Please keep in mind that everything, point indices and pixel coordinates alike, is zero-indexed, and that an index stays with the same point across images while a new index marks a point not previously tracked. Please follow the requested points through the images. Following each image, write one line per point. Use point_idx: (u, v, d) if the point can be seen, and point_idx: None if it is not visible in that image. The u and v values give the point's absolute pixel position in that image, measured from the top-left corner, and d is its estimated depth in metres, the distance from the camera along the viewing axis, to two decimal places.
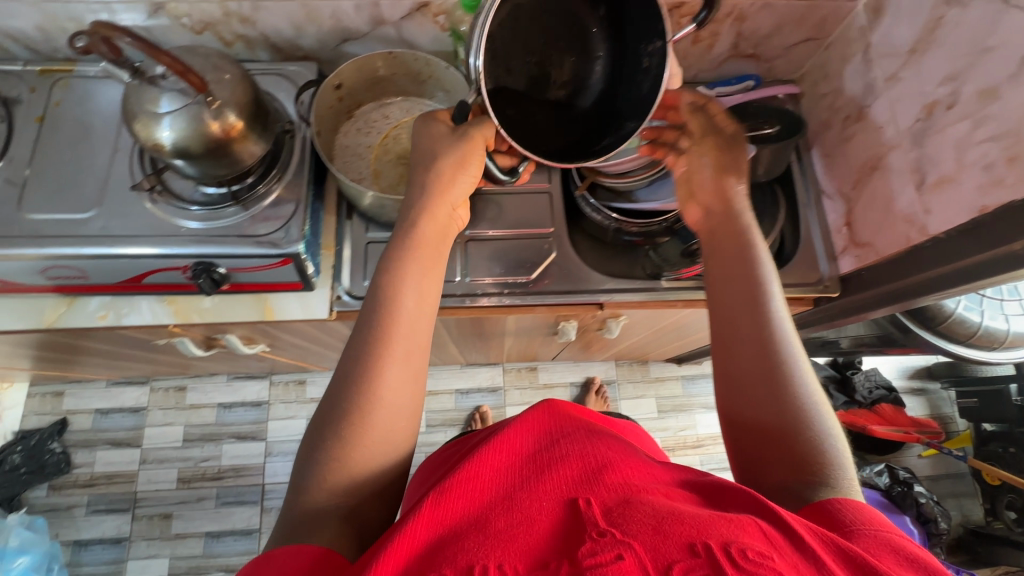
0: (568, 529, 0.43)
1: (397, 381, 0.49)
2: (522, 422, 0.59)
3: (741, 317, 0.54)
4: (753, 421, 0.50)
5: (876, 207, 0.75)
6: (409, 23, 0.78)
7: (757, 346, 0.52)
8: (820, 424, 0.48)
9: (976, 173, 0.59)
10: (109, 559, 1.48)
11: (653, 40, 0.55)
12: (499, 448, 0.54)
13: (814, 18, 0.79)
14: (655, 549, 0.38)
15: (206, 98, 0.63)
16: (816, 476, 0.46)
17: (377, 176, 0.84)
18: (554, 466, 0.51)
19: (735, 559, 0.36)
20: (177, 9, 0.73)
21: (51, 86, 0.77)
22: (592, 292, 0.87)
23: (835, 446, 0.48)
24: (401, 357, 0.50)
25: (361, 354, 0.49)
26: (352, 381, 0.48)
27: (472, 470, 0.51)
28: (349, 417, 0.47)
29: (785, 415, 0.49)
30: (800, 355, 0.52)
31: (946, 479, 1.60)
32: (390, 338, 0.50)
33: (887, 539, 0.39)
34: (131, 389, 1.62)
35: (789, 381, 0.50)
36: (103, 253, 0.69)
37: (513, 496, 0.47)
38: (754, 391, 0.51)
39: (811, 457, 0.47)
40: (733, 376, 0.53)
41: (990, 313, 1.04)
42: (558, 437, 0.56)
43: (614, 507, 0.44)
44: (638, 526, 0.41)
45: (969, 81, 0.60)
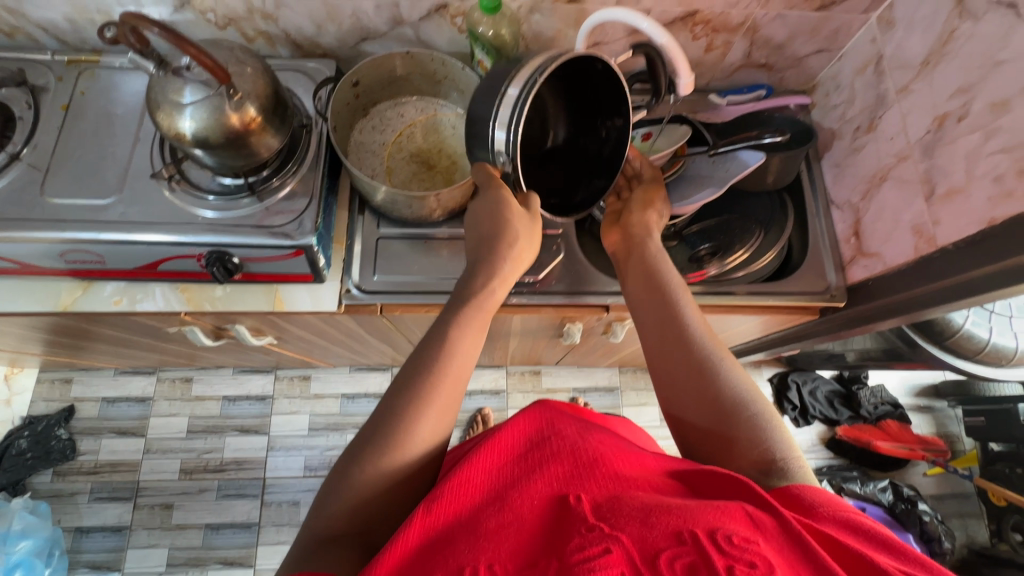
0: (553, 524, 0.48)
1: (440, 414, 0.55)
2: (514, 421, 0.64)
3: (669, 346, 0.63)
4: (701, 425, 0.58)
5: (884, 218, 0.75)
6: (427, 24, 0.79)
7: (687, 368, 0.61)
8: (759, 415, 0.57)
9: (985, 186, 0.59)
10: (110, 548, 1.49)
11: (613, 117, 0.69)
12: (490, 449, 0.59)
13: (827, 29, 0.80)
14: (644, 538, 0.43)
15: (228, 90, 0.64)
16: (770, 464, 0.54)
17: (390, 173, 0.85)
18: (541, 465, 0.56)
19: (724, 547, 0.41)
20: (203, 4, 0.75)
21: (77, 76, 0.79)
22: (598, 294, 0.88)
23: (771, 420, 0.57)
24: (446, 393, 0.56)
25: (409, 387, 0.55)
26: (401, 408, 0.54)
27: (464, 475, 0.54)
28: (396, 438, 0.52)
29: (722, 412, 0.57)
30: (725, 360, 0.60)
31: (952, 499, 1.58)
32: (439, 377, 0.56)
33: (846, 520, 0.45)
34: (138, 378, 1.64)
35: (720, 385, 0.59)
36: (120, 239, 0.70)
37: (503, 497, 0.52)
38: (690, 400, 0.59)
39: (757, 441, 0.55)
40: (676, 394, 0.61)
41: (998, 330, 1.03)
42: (549, 434, 0.61)
43: (601, 504, 0.49)
44: (627, 519, 0.45)
45: (981, 93, 0.60)
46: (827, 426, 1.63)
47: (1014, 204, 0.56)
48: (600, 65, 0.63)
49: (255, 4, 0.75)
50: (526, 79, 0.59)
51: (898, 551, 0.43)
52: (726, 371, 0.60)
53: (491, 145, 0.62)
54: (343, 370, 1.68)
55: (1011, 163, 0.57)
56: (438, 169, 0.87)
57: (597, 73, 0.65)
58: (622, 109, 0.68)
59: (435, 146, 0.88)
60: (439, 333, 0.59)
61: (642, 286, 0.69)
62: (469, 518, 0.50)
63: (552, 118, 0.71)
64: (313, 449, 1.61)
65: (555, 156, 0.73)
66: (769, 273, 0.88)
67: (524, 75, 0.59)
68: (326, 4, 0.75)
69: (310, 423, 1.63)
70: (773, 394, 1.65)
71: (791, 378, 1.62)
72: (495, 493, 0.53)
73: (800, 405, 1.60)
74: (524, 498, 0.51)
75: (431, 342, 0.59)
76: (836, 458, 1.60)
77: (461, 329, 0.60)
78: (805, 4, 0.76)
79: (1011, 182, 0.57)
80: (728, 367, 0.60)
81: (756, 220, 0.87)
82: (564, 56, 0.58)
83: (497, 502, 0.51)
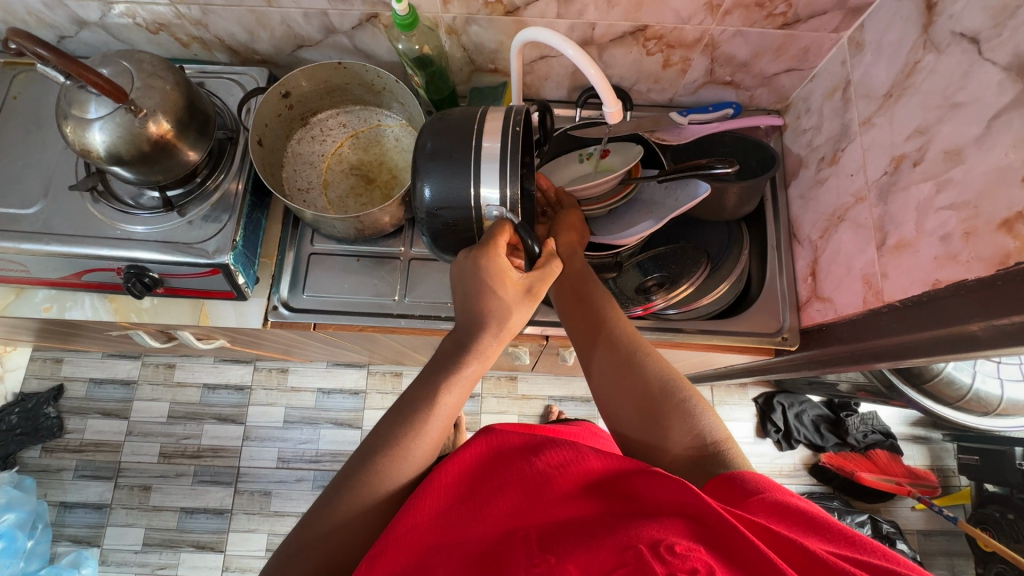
0: (498, 559, 0.42)
1: (420, 467, 0.51)
2: (455, 459, 0.54)
3: (597, 350, 0.59)
4: (633, 426, 0.53)
5: (839, 262, 0.69)
6: (361, 33, 0.76)
7: (615, 366, 0.56)
8: (691, 402, 0.52)
9: (932, 243, 0.54)
10: (91, 524, 1.45)
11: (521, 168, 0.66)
12: (434, 490, 0.50)
13: (794, 47, 0.74)
14: (592, 564, 0.37)
15: (129, 106, 0.62)
16: (709, 450, 0.49)
17: (326, 187, 0.83)
18: (488, 500, 0.49)
19: (667, 558, 0.37)
20: (130, 9, 0.73)
21: (13, 78, 0.81)
22: (537, 322, 0.84)
23: (699, 402, 0.52)
24: (429, 445, 0.52)
25: (388, 442, 0.50)
26: (378, 464, 0.49)
27: (406, 522, 0.46)
28: (368, 500, 0.48)
29: (647, 400, 0.53)
30: (651, 353, 0.57)
31: (940, 537, 1.50)
32: (422, 431, 0.51)
33: (779, 503, 0.42)
34: (124, 361, 1.59)
35: (650, 378, 0.54)
36: (39, 249, 0.70)
37: (451, 541, 0.45)
38: (617, 392, 0.55)
39: (686, 425, 0.51)
40: (610, 401, 0.56)
41: (983, 376, 0.96)
42: (497, 468, 0.53)
43: (549, 534, 0.43)
44: (573, 546, 0.40)
45: (937, 138, 0.54)
46: (811, 451, 1.53)
47: (959, 269, 0.51)
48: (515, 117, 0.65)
49: (182, 10, 0.73)
50: (504, 129, 0.59)
51: (826, 529, 0.40)
52: (653, 362, 0.56)
53: (476, 196, 0.58)
54: (320, 365, 1.60)
55: (959, 222, 0.51)
56: (377, 183, 0.83)
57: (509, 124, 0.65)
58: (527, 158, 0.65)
59: (376, 159, 0.84)
60: (426, 389, 0.53)
61: (576, 292, 0.65)
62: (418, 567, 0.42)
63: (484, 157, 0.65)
64: (288, 440, 1.54)
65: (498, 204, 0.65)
66: (722, 308, 0.82)
67: (501, 127, 0.59)
68: (254, 12, 0.73)
69: (286, 416, 1.56)
70: (756, 415, 1.55)
71: (778, 400, 1.52)
72: (443, 536, 0.46)
73: (784, 428, 1.51)
74: (470, 541, 0.45)
75: (413, 400, 0.53)
76: (819, 486, 1.52)
77: (450, 392, 0.54)
78: (766, 22, 0.70)
79: (958, 243, 0.51)
80: (651, 354, 0.57)
81: (707, 252, 0.81)
82: (525, 111, 0.63)
83: (446, 544, 0.45)
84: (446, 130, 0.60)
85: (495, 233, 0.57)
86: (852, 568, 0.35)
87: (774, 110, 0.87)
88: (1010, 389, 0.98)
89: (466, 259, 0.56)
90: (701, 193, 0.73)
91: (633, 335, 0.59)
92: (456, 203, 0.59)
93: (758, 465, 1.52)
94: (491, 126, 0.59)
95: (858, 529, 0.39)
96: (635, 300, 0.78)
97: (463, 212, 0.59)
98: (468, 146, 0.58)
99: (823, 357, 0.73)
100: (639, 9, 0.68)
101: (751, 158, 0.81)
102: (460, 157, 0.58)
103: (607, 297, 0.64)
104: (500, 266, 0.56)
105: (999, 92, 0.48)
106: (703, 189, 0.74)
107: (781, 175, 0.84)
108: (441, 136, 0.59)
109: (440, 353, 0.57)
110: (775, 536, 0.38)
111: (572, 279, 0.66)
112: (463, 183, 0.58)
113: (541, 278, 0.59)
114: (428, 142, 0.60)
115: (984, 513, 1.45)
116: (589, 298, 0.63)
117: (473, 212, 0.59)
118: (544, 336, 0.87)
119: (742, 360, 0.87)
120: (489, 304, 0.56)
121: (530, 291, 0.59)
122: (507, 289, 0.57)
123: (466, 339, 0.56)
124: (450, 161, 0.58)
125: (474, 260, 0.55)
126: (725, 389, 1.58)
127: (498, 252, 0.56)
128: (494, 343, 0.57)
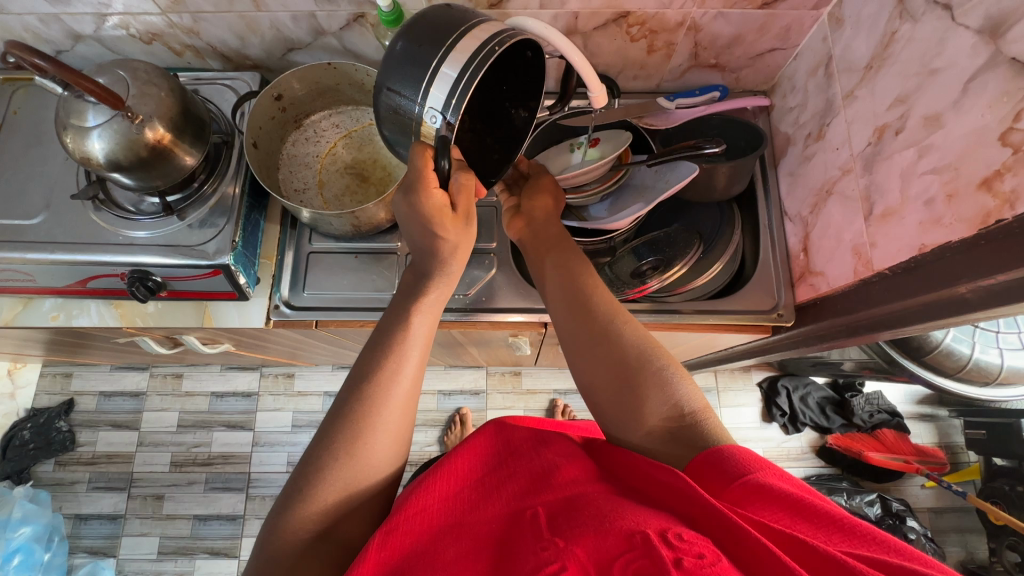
0: (504, 546, 0.43)
1: (412, 386, 0.53)
2: (467, 446, 0.56)
3: (569, 319, 0.59)
4: (609, 394, 0.53)
5: (829, 235, 0.70)
6: (350, 33, 0.78)
7: (590, 335, 0.57)
8: (668, 374, 0.53)
9: (917, 209, 0.54)
10: (106, 535, 1.47)
11: (521, 108, 0.66)
12: (445, 474, 0.52)
13: (776, 26, 0.75)
14: (598, 548, 0.38)
15: (126, 113, 0.63)
16: (684, 423, 0.50)
17: (322, 186, 0.84)
18: (495, 490, 0.50)
19: (674, 543, 0.38)
20: (123, 20, 0.75)
21: (12, 94, 0.83)
22: (534, 310, 0.86)
23: (676, 370, 0.53)
24: (417, 364, 0.54)
25: (374, 369, 0.52)
26: (367, 389, 0.51)
27: (418, 504, 0.48)
28: (365, 421, 0.49)
29: (624, 368, 0.53)
30: (627, 322, 0.57)
31: (951, 513, 1.50)
32: (406, 352, 0.54)
33: (764, 485, 0.42)
34: (132, 373, 1.60)
35: (626, 349, 0.55)
36: (43, 258, 0.72)
37: (461, 523, 0.46)
38: (594, 366, 0.55)
39: (663, 395, 0.51)
40: (587, 370, 0.56)
41: (981, 346, 0.97)
42: (508, 455, 0.55)
43: (558, 512, 0.44)
44: (581, 528, 0.41)
45: (917, 105, 0.55)
46: (818, 433, 1.53)
47: (943, 233, 0.51)
48: (530, 52, 0.61)
49: (173, 19, 0.75)
50: (479, 47, 0.49)
51: (813, 511, 0.40)
52: (628, 333, 0.56)
53: (423, 93, 0.51)
54: (325, 368, 1.62)
55: (941, 186, 0.52)
56: (372, 181, 0.85)
57: (526, 63, 0.64)
58: (533, 102, 0.65)
59: (370, 158, 0.86)
60: (397, 318, 0.57)
61: (557, 267, 0.65)
62: (427, 548, 0.43)
63: (493, 85, 0.67)
64: (297, 445, 1.55)
65: (492, 136, 0.68)
66: (718, 288, 0.83)
67: (478, 43, 0.49)
68: (244, 17, 0.74)
69: (294, 420, 1.57)
70: (761, 399, 1.56)
71: (781, 384, 1.53)
72: (453, 518, 0.47)
73: (790, 411, 1.51)
74: (480, 522, 0.46)
75: (388, 329, 0.56)
76: (827, 467, 1.52)
77: (420, 317, 0.57)
78: (746, 3, 0.71)
79: (942, 207, 0.51)
80: (629, 324, 0.57)
81: (699, 232, 0.82)
82: (522, 36, 0.51)
83: (455, 527, 0.46)
84: (428, 27, 0.52)
85: (419, 165, 0.53)
86: (843, 554, 0.35)
87: (761, 91, 0.88)
88: (1010, 358, 0.98)
89: (401, 198, 0.57)
90: (691, 173, 0.73)
91: (605, 301, 0.60)
92: (406, 99, 0.53)
93: (765, 449, 1.52)
94: (472, 37, 0.50)
95: (844, 510, 0.40)
96: (629, 283, 0.80)
97: (409, 107, 0.53)
98: (439, 48, 0.50)
99: (820, 332, 0.74)
100: None
101: (739, 140, 0.82)
102: (424, 57, 0.51)
103: (585, 266, 0.64)
104: (435, 203, 0.56)
105: (973, 54, 0.49)
106: (690, 168, 0.74)
107: (770, 154, 0.85)
108: (413, 33, 0.52)
109: (403, 288, 0.61)
110: (766, 526, 0.39)
111: (553, 254, 0.66)
112: (413, 85, 0.51)
113: (462, 198, 0.57)
114: (400, 41, 0.53)
115: (993, 486, 1.43)
116: (570, 270, 0.64)
117: (416, 110, 0.52)
118: (542, 324, 0.88)
119: (741, 340, 0.88)
120: (433, 242, 0.59)
121: (465, 216, 0.59)
122: (449, 229, 0.58)
123: (426, 267, 0.61)
124: (416, 57, 0.51)
125: (409, 202, 0.56)
126: (728, 375, 1.59)
127: (429, 188, 0.54)
128: (455, 265, 0.61)
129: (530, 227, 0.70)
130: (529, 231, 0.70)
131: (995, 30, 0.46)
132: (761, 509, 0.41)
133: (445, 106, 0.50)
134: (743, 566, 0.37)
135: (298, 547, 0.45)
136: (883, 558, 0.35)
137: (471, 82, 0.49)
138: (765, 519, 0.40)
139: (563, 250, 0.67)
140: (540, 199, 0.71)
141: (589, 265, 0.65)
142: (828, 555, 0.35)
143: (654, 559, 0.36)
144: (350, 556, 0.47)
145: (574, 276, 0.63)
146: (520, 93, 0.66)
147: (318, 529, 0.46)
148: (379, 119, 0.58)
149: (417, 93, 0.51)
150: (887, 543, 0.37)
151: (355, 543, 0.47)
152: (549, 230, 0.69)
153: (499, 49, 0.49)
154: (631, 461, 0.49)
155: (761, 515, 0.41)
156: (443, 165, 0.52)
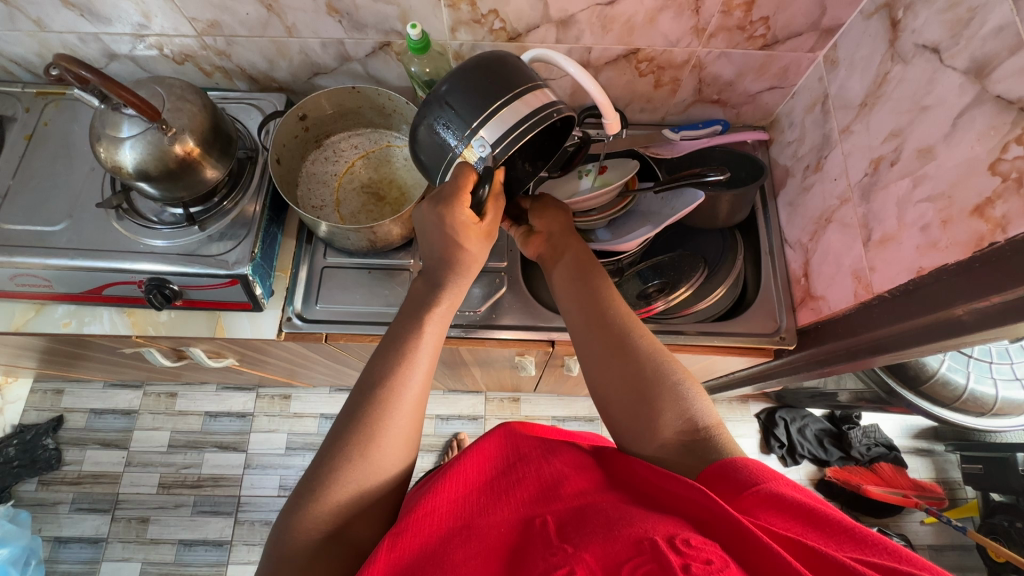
0: (516, 552, 0.43)
1: (422, 386, 0.53)
2: (477, 449, 0.57)
3: (588, 330, 0.60)
4: (624, 405, 0.54)
5: (829, 260, 0.73)
6: (374, 60, 0.82)
7: (608, 348, 0.58)
8: (685, 390, 0.54)
9: (913, 234, 0.57)
10: (86, 559, 1.41)
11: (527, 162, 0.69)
12: (454, 477, 0.52)
13: (775, 66, 0.80)
14: (607, 553, 0.39)
15: (161, 125, 0.66)
16: (700, 439, 0.51)
17: (339, 205, 0.87)
18: (504, 494, 0.51)
19: (681, 549, 0.38)
20: (158, 41, 0.79)
21: (44, 107, 0.87)
22: (543, 330, 0.87)
23: (693, 386, 0.55)
24: (426, 367, 0.54)
25: (383, 374, 0.52)
26: (376, 391, 0.51)
27: (427, 505, 0.48)
28: (376, 423, 0.49)
29: (640, 381, 0.54)
30: (642, 336, 0.58)
31: (951, 551, 1.48)
32: (414, 358, 0.54)
33: (775, 494, 0.43)
34: (126, 391, 1.58)
35: (644, 365, 0.56)
36: (65, 264, 0.73)
37: (471, 525, 0.46)
38: (611, 376, 0.56)
39: (678, 409, 0.52)
40: (603, 382, 0.57)
41: (977, 376, 1.00)
42: (517, 460, 0.56)
43: (568, 521, 0.45)
44: (592, 536, 0.41)
45: (911, 138, 0.59)
46: (817, 466, 1.53)
47: (940, 255, 0.54)
48: (560, 122, 0.65)
49: (208, 41, 0.79)
50: (539, 107, 0.55)
51: (824, 521, 0.41)
52: (643, 347, 0.57)
53: (476, 125, 0.55)
54: (323, 390, 1.60)
55: (936, 212, 0.55)
56: (387, 201, 0.87)
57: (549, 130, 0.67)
58: (540, 161, 0.69)
59: (386, 178, 0.89)
60: (405, 322, 0.56)
61: (575, 280, 0.66)
62: (436, 550, 0.43)
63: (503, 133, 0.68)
64: (290, 467, 1.52)
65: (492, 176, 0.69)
66: (719, 313, 0.85)
67: (542, 106, 0.55)
68: (275, 42, 0.79)
69: (288, 442, 1.55)
70: (760, 431, 1.56)
71: (779, 415, 1.53)
72: (463, 520, 0.47)
73: (788, 443, 1.51)
74: (488, 525, 0.46)
75: (395, 335, 0.55)
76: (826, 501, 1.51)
77: (430, 326, 0.56)
78: (748, 44, 0.77)
79: (937, 231, 0.55)
80: (644, 337, 0.59)
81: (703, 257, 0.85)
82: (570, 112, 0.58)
83: (462, 530, 0.46)
84: (478, 73, 0.56)
85: (460, 183, 0.55)
86: (851, 560, 0.36)
87: (760, 126, 0.94)
88: (1004, 389, 1.00)
89: (430, 210, 0.56)
90: (696, 200, 0.75)
91: (621, 314, 0.61)
92: (457, 120, 0.56)
93: None
94: (535, 95, 0.55)
95: (857, 521, 0.40)
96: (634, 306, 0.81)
97: (460, 129, 0.56)
98: (506, 92, 0.55)
99: (821, 356, 0.76)
100: (632, 33, 0.75)
101: (741, 171, 0.84)
102: (489, 93, 0.55)
103: (600, 281, 0.65)
104: (464, 220, 0.56)
105: (961, 92, 0.53)
106: (697, 195, 0.76)
107: (770, 185, 0.89)
108: (478, 70, 0.56)
109: (412, 296, 0.59)
110: (774, 533, 0.40)
111: (569, 266, 0.68)
112: (470, 113, 0.55)
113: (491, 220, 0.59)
114: (461, 72, 0.56)
115: (992, 522, 1.43)
116: (588, 284, 0.65)
117: (463, 135, 0.56)
118: (550, 343, 0.90)
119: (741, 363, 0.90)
120: (448, 251, 0.57)
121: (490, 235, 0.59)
122: (471, 241, 0.58)
123: (438, 275, 0.58)
124: (468, 95, 0.55)
125: (438, 213, 0.55)
126: (727, 406, 1.59)
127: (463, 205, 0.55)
128: (467, 278, 0.60)
129: (551, 242, 0.71)
130: (549, 245, 0.71)
131: (981, 70, 0.51)
132: (772, 516, 0.42)
133: (492, 142, 0.54)
134: (752, 569, 0.37)
135: (309, 547, 0.45)
136: (892, 566, 0.36)
137: (524, 132, 0.54)
138: (775, 525, 0.41)
139: (579, 262, 0.68)
140: (549, 216, 0.72)
141: (604, 279, 0.66)
142: (834, 560, 0.36)
143: (662, 563, 0.37)
144: (360, 558, 0.47)
145: (592, 290, 0.64)
146: (530, 147, 0.68)
147: (329, 530, 0.46)
148: (418, 121, 0.60)
149: (471, 121, 0.55)
150: (899, 552, 0.37)
151: (365, 544, 0.48)
152: (565, 242, 0.70)
153: (555, 117, 0.55)
154: (645, 473, 0.50)
155: (772, 522, 0.42)
156: (481, 192, 0.56)
